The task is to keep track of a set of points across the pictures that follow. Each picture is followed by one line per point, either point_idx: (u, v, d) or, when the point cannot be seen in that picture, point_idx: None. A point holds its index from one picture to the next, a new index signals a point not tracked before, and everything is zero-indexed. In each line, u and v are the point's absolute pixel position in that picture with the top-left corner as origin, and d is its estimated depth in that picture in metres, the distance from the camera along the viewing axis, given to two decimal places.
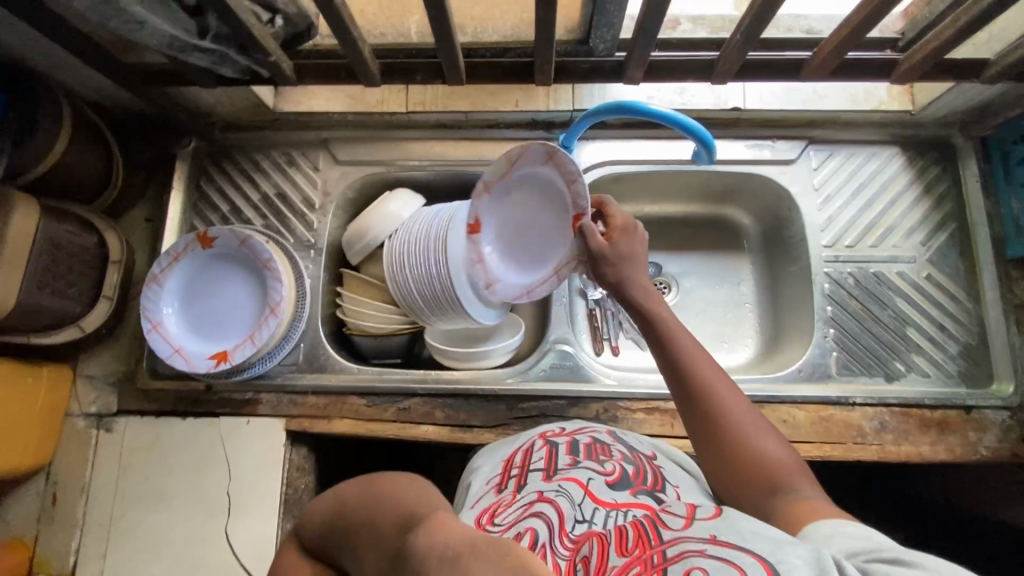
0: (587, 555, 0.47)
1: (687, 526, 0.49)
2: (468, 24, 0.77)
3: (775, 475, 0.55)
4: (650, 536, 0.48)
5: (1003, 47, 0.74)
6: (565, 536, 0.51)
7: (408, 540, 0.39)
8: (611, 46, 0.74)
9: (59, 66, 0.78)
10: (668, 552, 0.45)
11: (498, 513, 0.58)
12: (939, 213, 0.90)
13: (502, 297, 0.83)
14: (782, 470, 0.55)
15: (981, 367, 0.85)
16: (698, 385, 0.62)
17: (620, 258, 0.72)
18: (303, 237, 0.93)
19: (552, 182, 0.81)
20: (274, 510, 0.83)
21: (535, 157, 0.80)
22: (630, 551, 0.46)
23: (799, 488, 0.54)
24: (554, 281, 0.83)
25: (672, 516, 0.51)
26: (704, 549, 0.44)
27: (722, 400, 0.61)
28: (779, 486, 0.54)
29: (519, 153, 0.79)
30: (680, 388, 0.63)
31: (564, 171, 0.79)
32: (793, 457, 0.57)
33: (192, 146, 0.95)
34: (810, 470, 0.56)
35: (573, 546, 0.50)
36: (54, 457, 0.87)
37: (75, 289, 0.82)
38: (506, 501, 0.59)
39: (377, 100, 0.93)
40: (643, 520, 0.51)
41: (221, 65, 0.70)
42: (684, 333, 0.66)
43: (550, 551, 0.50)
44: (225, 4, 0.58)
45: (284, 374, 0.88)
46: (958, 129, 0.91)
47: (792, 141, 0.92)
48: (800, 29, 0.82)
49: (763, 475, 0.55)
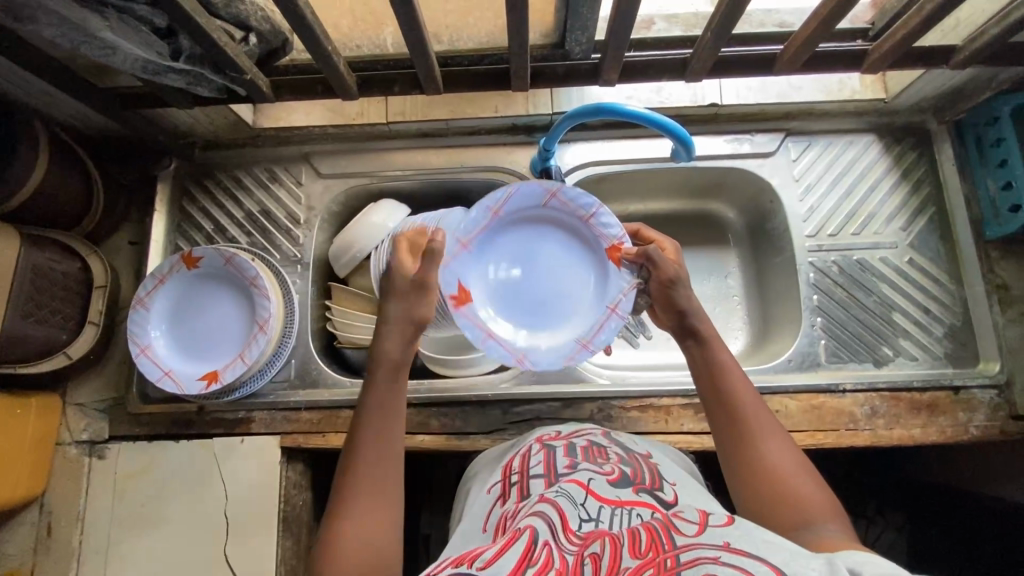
0: (598, 551, 0.45)
1: (702, 531, 0.46)
2: (444, 33, 0.78)
3: (801, 505, 0.54)
4: (663, 540, 0.45)
5: (969, 32, 0.75)
6: (571, 533, 0.50)
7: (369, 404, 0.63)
8: (587, 49, 0.74)
9: (33, 94, 0.77)
10: (682, 557, 0.42)
11: (507, 524, 0.56)
12: (918, 198, 0.91)
13: (550, 355, 0.78)
14: (807, 500, 0.54)
15: (966, 347, 0.87)
16: (733, 403, 0.62)
17: (686, 284, 0.71)
18: (289, 252, 0.93)
19: (560, 219, 0.82)
20: (272, 529, 0.83)
21: (528, 198, 0.80)
22: (643, 553, 0.44)
23: (822, 522, 0.52)
24: (613, 318, 0.79)
25: (685, 522, 0.48)
26: (718, 556, 0.41)
27: (755, 419, 0.61)
28: (806, 519, 0.53)
29: (502, 200, 0.79)
30: (716, 406, 0.63)
31: (568, 203, 0.80)
32: (823, 490, 0.56)
33: (173, 167, 0.95)
34: (839, 507, 0.54)
35: (581, 542, 0.48)
36: (47, 487, 0.86)
37: (59, 316, 0.81)
38: (513, 510, 0.58)
39: (356, 113, 0.92)
40: (656, 524, 0.48)
41: (197, 85, 0.70)
42: (726, 354, 0.67)
43: (556, 547, 0.48)
44: (195, 24, 0.57)
45: (276, 391, 0.88)
46: (932, 114, 0.92)
47: (770, 134, 0.93)
48: (772, 23, 0.83)
49: (790, 502, 0.55)
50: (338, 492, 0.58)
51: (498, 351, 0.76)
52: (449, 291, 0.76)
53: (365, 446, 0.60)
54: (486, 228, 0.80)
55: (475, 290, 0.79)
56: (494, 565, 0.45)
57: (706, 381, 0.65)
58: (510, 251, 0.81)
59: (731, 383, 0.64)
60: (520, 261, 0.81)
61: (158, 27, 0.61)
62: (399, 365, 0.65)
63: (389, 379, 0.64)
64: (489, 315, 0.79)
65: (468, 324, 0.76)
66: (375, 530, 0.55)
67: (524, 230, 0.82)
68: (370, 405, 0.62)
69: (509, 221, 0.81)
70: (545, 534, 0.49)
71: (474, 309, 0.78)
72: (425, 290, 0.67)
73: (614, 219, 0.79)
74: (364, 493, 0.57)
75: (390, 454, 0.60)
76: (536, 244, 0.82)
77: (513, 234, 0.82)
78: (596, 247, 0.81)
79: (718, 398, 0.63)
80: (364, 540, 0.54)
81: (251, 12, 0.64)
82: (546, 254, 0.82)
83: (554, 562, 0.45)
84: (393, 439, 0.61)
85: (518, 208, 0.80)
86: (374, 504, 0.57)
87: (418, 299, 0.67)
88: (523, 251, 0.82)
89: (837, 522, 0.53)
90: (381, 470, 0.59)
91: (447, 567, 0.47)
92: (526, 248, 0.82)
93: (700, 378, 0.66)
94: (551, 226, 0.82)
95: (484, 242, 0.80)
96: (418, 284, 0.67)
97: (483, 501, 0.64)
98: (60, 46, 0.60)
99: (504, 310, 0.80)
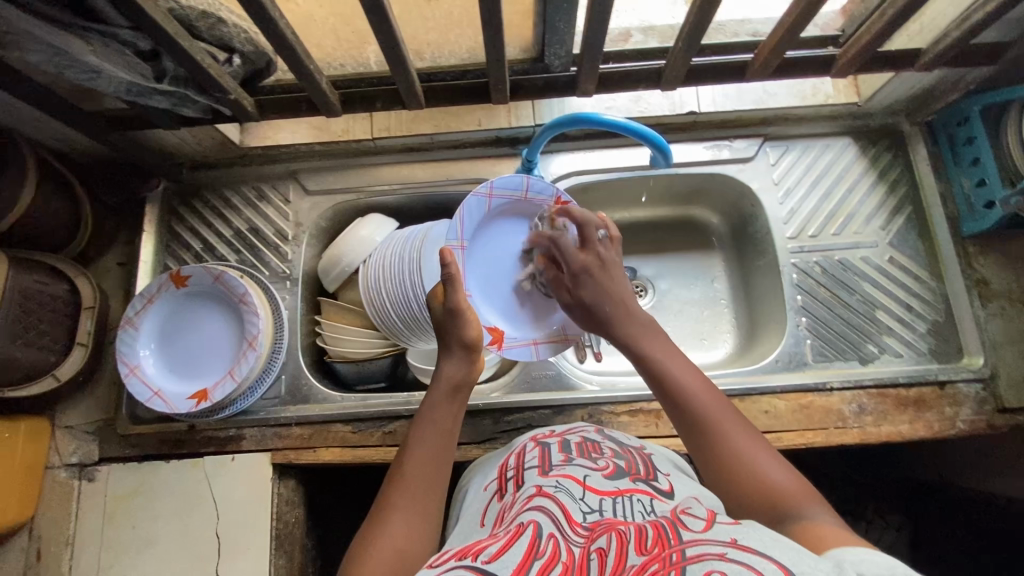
0: (604, 546, 0.45)
1: (708, 527, 0.46)
2: (425, 50, 0.80)
3: (778, 500, 0.53)
4: (670, 535, 0.45)
5: (933, 35, 0.77)
6: (576, 524, 0.50)
7: (429, 420, 0.65)
8: (565, 62, 0.76)
9: (20, 120, 0.78)
10: (687, 552, 0.42)
11: (504, 516, 0.56)
12: (895, 197, 0.93)
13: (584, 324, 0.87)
14: (788, 492, 0.53)
15: (949, 343, 0.88)
16: (695, 411, 0.60)
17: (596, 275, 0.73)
18: (278, 268, 0.94)
19: (504, 211, 0.85)
20: (265, 547, 0.82)
21: (475, 212, 0.81)
22: (649, 549, 0.43)
23: (805, 509, 0.52)
24: None
25: (692, 518, 0.48)
26: (725, 553, 0.41)
27: (718, 418, 0.59)
28: (783, 511, 0.52)
29: (457, 230, 0.80)
30: (676, 410, 0.62)
31: (507, 193, 0.83)
32: (796, 479, 0.55)
33: (160, 187, 0.95)
34: (815, 491, 0.54)
35: (587, 535, 0.49)
36: (36, 512, 0.85)
37: (48, 338, 0.81)
38: (509, 503, 0.58)
39: (341, 129, 0.94)
40: (664, 521, 0.48)
41: (183, 105, 0.72)
42: (676, 359, 0.65)
43: (562, 539, 0.48)
44: (178, 47, 0.59)
45: (267, 408, 0.88)
46: (904, 116, 0.94)
47: (748, 139, 0.94)
48: (745, 32, 0.86)
49: (766, 496, 0.54)
50: (384, 496, 0.60)
51: (554, 351, 0.86)
52: (487, 343, 0.82)
53: (416, 458, 0.62)
54: (466, 261, 0.82)
55: (498, 322, 0.84)
56: (499, 559, 0.45)
57: (661, 391, 0.64)
58: (489, 267, 0.85)
59: (682, 384, 0.63)
60: (502, 264, 0.85)
61: (143, 50, 0.62)
62: (458, 387, 0.67)
63: (448, 400, 0.66)
64: (523, 330, 0.86)
65: (519, 350, 0.84)
66: (409, 539, 0.56)
67: (485, 237, 0.84)
68: (429, 420, 0.65)
69: (475, 239, 0.83)
70: (550, 527, 0.49)
71: (511, 335, 0.84)
72: (460, 313, 0.69)
73: (545, 183, 0.84)
74: (408, 500, 0.59)
75: (436, 472, 0.62)
76: (504, 242, 0.85)
77: (484, 245, 0.84)
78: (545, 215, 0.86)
79: (675, 401, 0.62)
80: (395, 547, 0.55)
81: (234, 33, 0.65)
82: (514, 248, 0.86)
83: (561, 554, 0.46)
84: (443, 458, 0.63)
85: (473, 225, 0.82)
86: (414, 514, 0.58)
87: (458, 322, 0.68)
88: (498, 254, 0.85)
89: (819, 510, 0.52)
90: (426, 485, 0.60)
91: (450, 559, 0.47)
92: (500, 249, 0.85)
93: (657, 391, 0.64)
94: (504, 219, 0.85)
95: (468, 276, 0.83)
96: (452, 309, 0.69)
97: (480, 498, 0.65)
98: (46, 70, 0.61)
99: (520, 314, 0.86)
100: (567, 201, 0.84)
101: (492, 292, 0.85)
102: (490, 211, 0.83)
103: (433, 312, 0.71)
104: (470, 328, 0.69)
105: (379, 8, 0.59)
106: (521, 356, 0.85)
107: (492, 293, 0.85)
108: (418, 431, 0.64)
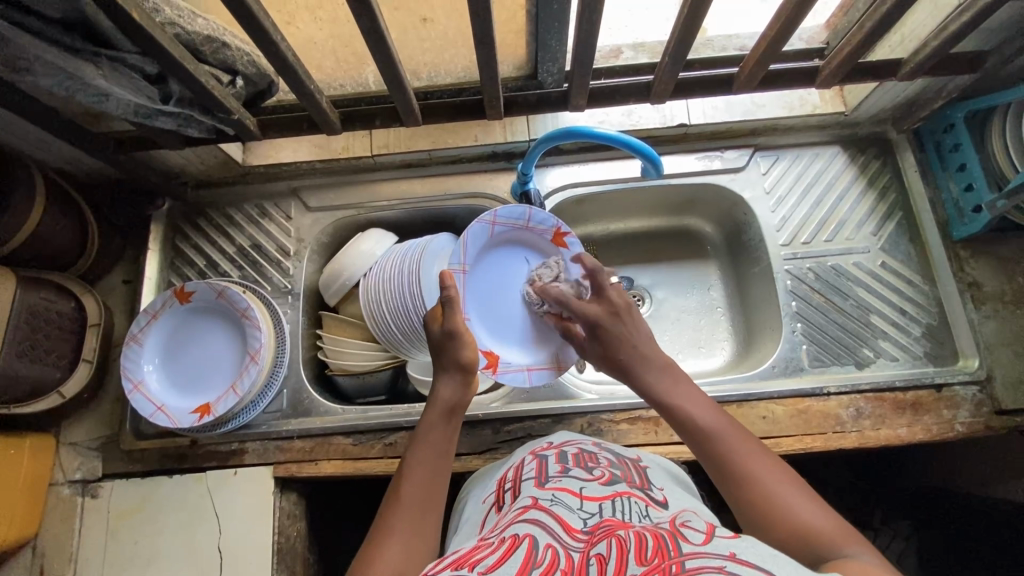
0: (604, 552, 0.46)
1: (708, 541, 0.46)
2: (422, 70, 0.83)
3: (812, 537, 0.51)
4: (670, 547, 0.45)
5: (915, 45, 0.79)
6: (575, 532, 0.50)
7: (424, 440, 0.66)
8: (558, 78, 0.79)
9: (30, 144, 0.81)
10: (687, 563, 0.42)
11: (498, 525, 0.56)
12: (886, 203, 0.95)
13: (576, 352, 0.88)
14: (813, 527, 0.52)
15: (945, 346, 0.88)
16: (714, 445, 0.61)
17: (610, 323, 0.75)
18: (281, 284, 0.95)
19: (507, 239, 0.87)
20: (267, 561, 0.82)
21: (478, 237, 0.84)
22: (649, 560, 0.43)
23: (835, 543, 0.50)
24: None
25: (693, 531, 0.48)
26: (724, 566, 0.41)
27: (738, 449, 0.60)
28: (820, 551, 0.50)
29: (461, 254, 0.83)
30: (702, 449, 0.62)
31: (510, 221, 0.86)
32: (830, 516, 0.53)
33: (165, 208, 0.98)
34: (850, 528, 0.52)
35: (587, 541, 0.49)
36: (39, 529, 0.85)
37: (54, 355, 0.83)
38: (505, 514, 0.58)
39: (342, 147, 0.96)
40: (663, 532, 0.48)
41: (187, 125, 0.74)
42: (694, 394, 0.67)
43: (561, 547, 0.48)
44: (186, 70, 0.61)
45: (268, 422, 0.89)
46: (891, 124, 0.96)
47: (738, 150, 0.97)
48: (734, 47, 0.89)
49: (802, 535, 0.52)
50: (381, 516, 0.60)
51: (546, 377, 0.86)
52: (482, 367, 0.83)
53: (412, 478, 0.63)
54: (466, 284, 0.84)
55: (495, 346, 0.85)
56: (496, 571, 0.45)
57: (684, 430, 0.64)
58: (489, 293, 0.86)
59: (701, 420, 0.64)
60: (501, 291, 0.87)
61: (149, 73, 0.64)
62: (453, 410, 0.69)
63: (444, 421, 0.68)
64: (518, 356, 0.86)
65: (512, 375, 0.84)
66: (407, 556, 0.55)
67: (489, 264, 0.87)
68: (425, 442, 0.66)
69: (478, 263, 0.85)
70: (546, 538, 0.49)
71: (506, 359, 0.85)
72: (457, 334, 0.72)
73: (546, 215, 0.87)
74: (404, 518, 0.59)
75: (433, 492, 0.62)
76: (504, 270, 0.88)
77: (486, 271, 0.86)
78: (544, 243, 0.89)
79: (701, 442, 0.62)
80: (394, 565, 0.54)
81: (238, 56, 0.69)
82: (514, 276, 0.88)
83: (559, 562, 0.46)
84: (440, 478, 0.63)
85: (477, 250, 0.85)
86: (410, 532, 0.58)
87: (456, 344, 0.71)
88: (499, 281, 0.87)
89: (860, 549, 0.49)
90: (423, 504, 0.60)
91: (446, 569, 0.47)
92: (500, 278, 0.87)
93: (680, 431, 0.65)
94: (507, 247, 0.88)
95: (470, 300, 0.85)
96: (448, 333, 0.72)
97: (480, 511, 0.65)
98: (56, 92, 0.63)
99: (516, 342, 0.87)
100: (567, 232, 0.88)
101: (491, 318, 0.86)
102: (493, 237, 0.86)
103: (431, 334, 0.74)
104: (465, 350, 0.71)
105: (377, 30, 0.61)
106: (517, 381, 0.85)
107: (490, 320, 0.86)
108: (413, 452, 0.66)
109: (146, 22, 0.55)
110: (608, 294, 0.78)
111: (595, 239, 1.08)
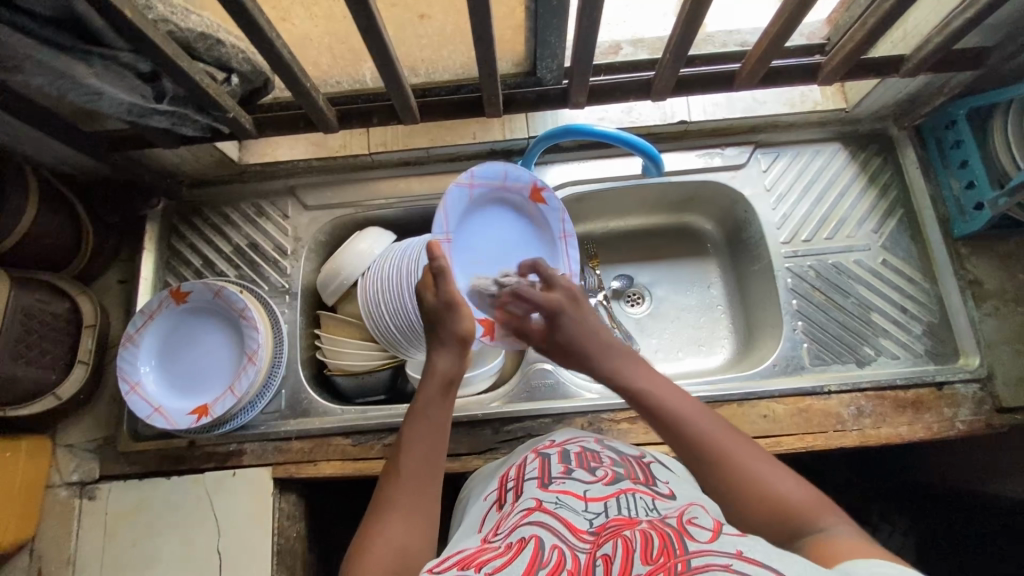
0: (609, 552, 0.46)
1: (714, 538, 0.45)
2: (420, 67, 0.83)
3: (788, 512, 0.53)
4: (675, 545, 0.44)
5: (917, 40, 0.79)
6: (581, 533, 0.50)
7: (420, 415, 0.66)
8: (557, 74, 0.78)
9: (23, 144, 0.80)
10: (693, 562, 0.42)
11: (500, 526, 0.56)
12: (887, 200, 0.94)
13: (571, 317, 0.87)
14: (790, 502, 0.54)
15: (946, 343, 0.88)
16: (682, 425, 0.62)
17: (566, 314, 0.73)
18: (278, 283, 0.95)
19: (488, 199, 0.83)
20: (267, 563, 0.82)
21: (458, 202, 0.79)
22: (655, 559, 0.43)
23: (815, 521, 0.52)
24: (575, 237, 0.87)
25: (698, 528, 0.47)
26: (730, 564, 0.41)
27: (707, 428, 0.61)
28: (796, 527, 0.53)
29: (443, 222, 0.77)
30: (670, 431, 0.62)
31: (487, 181, 0.81)
32: (802, 487, 0.56)
33: (161, 207, 0.97)
34: (821, 496, 0.55)
35: (593, 541, 0.49)
36: (37, 531, 0.85)
37: (48, 356, 0.82)
38: (508, 514, 0.58)
39: (339, 144, 0.95)
40: (668, 529, 0.47)
41: (182, 123, 0.73)
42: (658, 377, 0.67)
43: (567, 548, 0.48)
44: (179, 67, 0.60)
45: (267, 422, 0.88)
46: (892, 121, 0.96)
47: (738, 147, 0.96)
48: (734, 43, 0.88)
49: (777, 510, 0.54)
50: (381, 494, 0.61)
51: None
52: (480, 335, 0.80)
53: (409, 456, 0.63)
54: (452, 254, 0.78)
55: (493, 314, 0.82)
56: (502, 573, 0.45)
57: (653, 413, 0.64)
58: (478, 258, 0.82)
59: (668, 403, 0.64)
60: (487, 255, 0.83)
61: (142, 71, 0.62)
62: (450, 383, 0.68)
63: (440, 396, 0.67)
64: None
65: (510, 341, 0.82)
66: (408, 536, 0.56)
67: (472, 229, 0.82)
68: (423, 417, 0.65)
69: (461, 228, 0.80)
70: (552, 539, 0.49)
71: None
72: (455, 306, 0.69)
73: (524, 172, 0.83)
74: (405, 498, 0.59)
75: (433, 469, 0.62)
76: (488, 231, 0.83)
77: (471, 235, 0.82)
78: (524, 202, 0.85)
79: (669, 426, 0.62)
80: (396, 545, 0.54)
81: (233, 54, 0.67)
82: (498, 237, 0.84)
83: (566, 563, 0.46)
84: (439, 454, 0.63)
85: (457, 216, 0.79)
86: (411, 511, 0.58)
87: (452, 316, 0.69)
88: (486, 245, 0.83)
89: (834, 521, 0.52)
90: (423, 482, 0.61)
91: (451, 568, 0.47)
92: (486, 239, 0.83)
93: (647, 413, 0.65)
94: (487, 209, 0.84)
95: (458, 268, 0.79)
96: (447, 303, 0.69)
97: (481, 508, 0.65)
98: (47, 91, 0.62)
99: None
100: (545, 187, 0.84)
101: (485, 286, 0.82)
102: (473, 200, 0.81)
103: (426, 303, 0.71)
104: (463, 322, 0.69)
105: (373, 26, 0.60)
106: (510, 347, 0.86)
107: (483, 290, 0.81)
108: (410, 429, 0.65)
109: (138, 20, 0.54)
110: (560, 283, 0.76)
111: (595, 237, 1.07)
